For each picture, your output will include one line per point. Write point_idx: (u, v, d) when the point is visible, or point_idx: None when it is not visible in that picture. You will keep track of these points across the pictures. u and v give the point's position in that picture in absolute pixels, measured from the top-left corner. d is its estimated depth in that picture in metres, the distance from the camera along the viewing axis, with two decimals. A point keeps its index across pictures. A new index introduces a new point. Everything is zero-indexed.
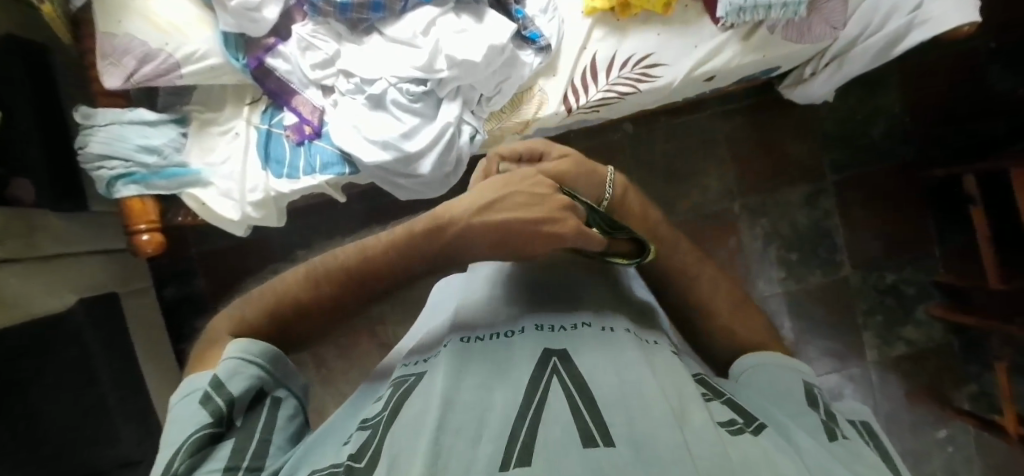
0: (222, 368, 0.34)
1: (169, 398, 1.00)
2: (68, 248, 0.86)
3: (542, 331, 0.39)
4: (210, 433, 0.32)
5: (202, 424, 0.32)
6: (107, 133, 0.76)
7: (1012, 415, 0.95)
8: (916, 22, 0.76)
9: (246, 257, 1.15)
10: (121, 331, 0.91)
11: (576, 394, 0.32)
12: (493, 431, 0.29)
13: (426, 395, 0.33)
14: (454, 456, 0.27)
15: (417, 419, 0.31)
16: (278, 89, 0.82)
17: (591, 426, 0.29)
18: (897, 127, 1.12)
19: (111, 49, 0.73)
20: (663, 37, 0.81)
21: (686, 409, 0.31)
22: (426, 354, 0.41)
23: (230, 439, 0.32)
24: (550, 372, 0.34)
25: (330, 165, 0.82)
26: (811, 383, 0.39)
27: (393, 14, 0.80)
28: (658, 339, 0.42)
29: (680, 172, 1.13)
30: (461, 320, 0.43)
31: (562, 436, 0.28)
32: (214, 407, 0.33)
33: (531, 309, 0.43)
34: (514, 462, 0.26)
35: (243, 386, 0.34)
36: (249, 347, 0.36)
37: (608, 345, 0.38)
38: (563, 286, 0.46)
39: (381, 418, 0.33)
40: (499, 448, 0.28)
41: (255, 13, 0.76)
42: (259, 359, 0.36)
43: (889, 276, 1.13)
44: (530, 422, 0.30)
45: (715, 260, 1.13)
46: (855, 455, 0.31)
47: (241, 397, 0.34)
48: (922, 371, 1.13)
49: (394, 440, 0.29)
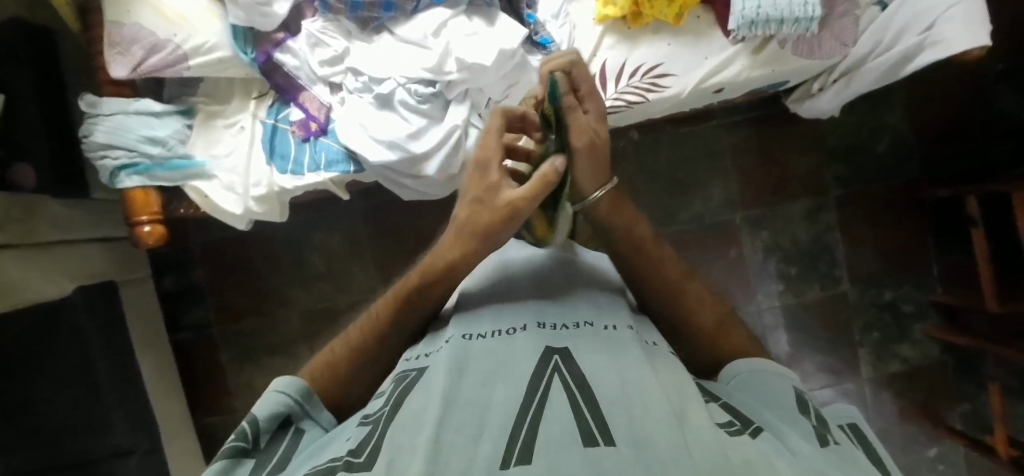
0: (258, 400, 0.39)
1: (161, 388, 0.99)
2: (64, 236, 0.84)
3: (544, 329, 0.39)
4: (234, 450, 0.34)
5: (231, 443, 0.35)
6: (111, 123, 0.75)
7: (1004, 435, 0.96)
8: (928, 42, 0.75)
9: (246, 250, 1.15)
10: (117, 321, 0.91)
11: (577, 394, 0.31)
12: (493, 428, 0.29)
13: (427, 392, 0.33)
14: (454, 453, 0.27)
15: (418, 417, 0.31)
16: (285, 85, 0.83)
17: (592, 427, 0.28)
18: (901, 146, 1.12)
19: (119, 37, 0.72)
20: (674, 47, 0.81)
21: (686, 411, 0.30)
22: (427, 350, 0.42)
23: (252, 458, 0.35)
24: (552, 370, 0.34)
25: (335, 162, 0.82)
26: (799, 387, 0.39)
27: (404, 14, 0.80)
28: (657, 340, 0.43)
29: (684, 182, 1.14)
30: (465, 315, 0.44)
31: (562, 436, 0.27)
32: (240, 429, 0.36)
33: (535, 308, 0.43)
34: (514, 460, 0.25)
35: (269, 410, 0.37)
36: (282, 383, 0.40)
37: (611, 344, 0.37)
38: (561, 288, 0.47)
39: (381, 413, 0.34)
40: (499, 446, 0.27)
41: (265, 8, 0.75)
42: (289, 390, 0.40)
43: (887, 293, 1.14)
44: (530, 422, 0.29)
45: (715, 270, 1.14)
46: (848, 460, 0.30)
47: (266, 421, 0.37)
48: (916, 389, 1.13)
49: (394, 438, 0.29)
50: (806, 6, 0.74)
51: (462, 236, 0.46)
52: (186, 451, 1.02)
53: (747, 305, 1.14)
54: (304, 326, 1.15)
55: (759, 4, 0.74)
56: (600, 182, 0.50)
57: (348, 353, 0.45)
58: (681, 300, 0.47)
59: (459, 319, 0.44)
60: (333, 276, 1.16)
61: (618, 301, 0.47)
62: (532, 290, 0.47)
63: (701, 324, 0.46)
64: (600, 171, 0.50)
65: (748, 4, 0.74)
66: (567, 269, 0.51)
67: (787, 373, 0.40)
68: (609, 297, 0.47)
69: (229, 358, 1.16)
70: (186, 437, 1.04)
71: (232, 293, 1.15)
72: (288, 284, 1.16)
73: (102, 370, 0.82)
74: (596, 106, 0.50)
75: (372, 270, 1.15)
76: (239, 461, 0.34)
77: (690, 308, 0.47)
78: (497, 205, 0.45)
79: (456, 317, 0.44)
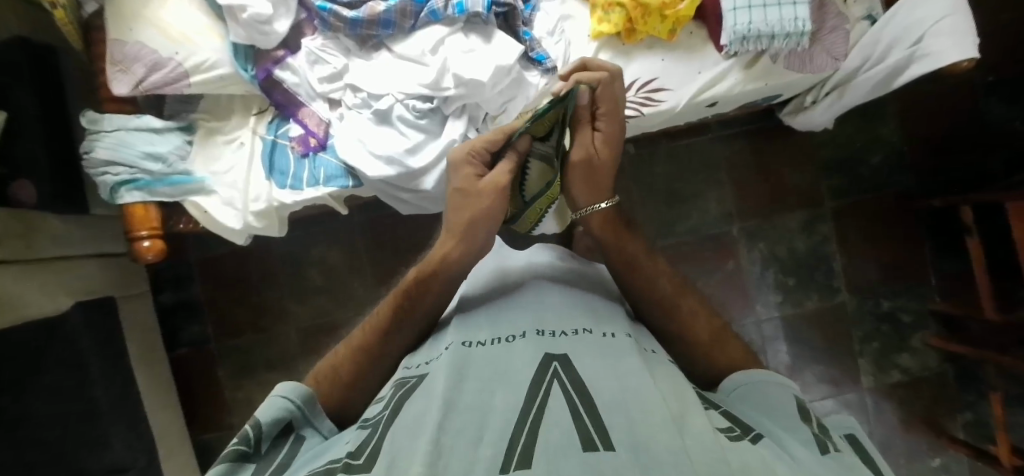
0: (266, 401, 0.39)
1: (158, 404, 0.99)
2: (66, 251, 0.85)
3: (543, 336, 0.40)
4: (236, 454, 0.35)
5: (234, 445, 0.36)
6: (115, 139, 0.76)
7: (1007, 444, 0.95)
8: (917, 55, 0.76)
9: (244, 265, 1.15)
10: (115, 335, 0.91)
11: (576, 398, 0.31)
12: (493, 433, 0.29)
13: (426, 398, 0.33)
14: (454, 458, 0.27)
15: (417, 422, 0.31)
16: (285, 101, 0.84)
17: (591, 430, 0.28)
18: (895, 157, 1.13)
19: (122, 56, 0.74)
20: (668, 62, 0.83)
21: (686, 418, 0.30)
22: (426, 359, 0.42)
23: (252, 462, 0.35)
24: (551, 376, 0.34)
25: (334, 177, 0.82)
26: (799, 394, 0.39)
27: (401, 31, 0.81)
28: (656, 348, 0.43)
29: (680, 193, 1.14)
30: (463, 322, 0.44)
31: (562, 440, 0.27)
32: (243, 433, 0.36)
33: (535, 315, 0.43)
34: (514, 465, 0.26)
35: (270, 417, 0.37)
36: (289, 388, 0.40)
37: (610, 350, 0.38)
38: (555, 294, 0.47)
39: (381, 418, 0.34)
40: (498, 451, 0.27)
41: (266, 26, 0.76)
42: (292, 396, 0.39)
43: (885, 302, 1.14)
44: (530, 428, 0.29)
45: (713, 282, 1.14)
46: (849, 467, 0.30)
47: (268, 426, 0.37)
48: (917, 399, 1.13)
49: (394, 443, 0.30)
50: (797, 21, 0.76)
51: (458, 226, 0.51)
52: (182, 466, 1.01)
53: (745, 316, 1.14)
54: (302, 340, 1.15)
55: (750, 20, 0.75)
56: (597, 198, 0.55)
57: (345, 358, 0.46)
58: (673, 310, 0.48)
59: (457, 327, 0.44)
60: (332, 290, 1.16)
61: (614, 309, 0.47)
62: (532, 295, 0.47)
63: (694, 332, 0.46)
64: (603, 191, 0.55)
65: (739, 20, 0.76)
66: (566, 278, 0.51)
67: (787, 381, 0.40)
68: (607, 306, 0.47)
69: (225, 373, 1.15)
70: (183, 453, 1.03)
71: (231, 307, 1.15)
72: (287, 298, 1.16)
73: (98, 385, 0.82)
74: (613, 128, 0.56)
75: (371, 283, 1.15)
76: (240, 465, 0.35)
77: (684, 319, 0.47)
78: (481, 187, 0.52)
79: (455, 323, 0.45)
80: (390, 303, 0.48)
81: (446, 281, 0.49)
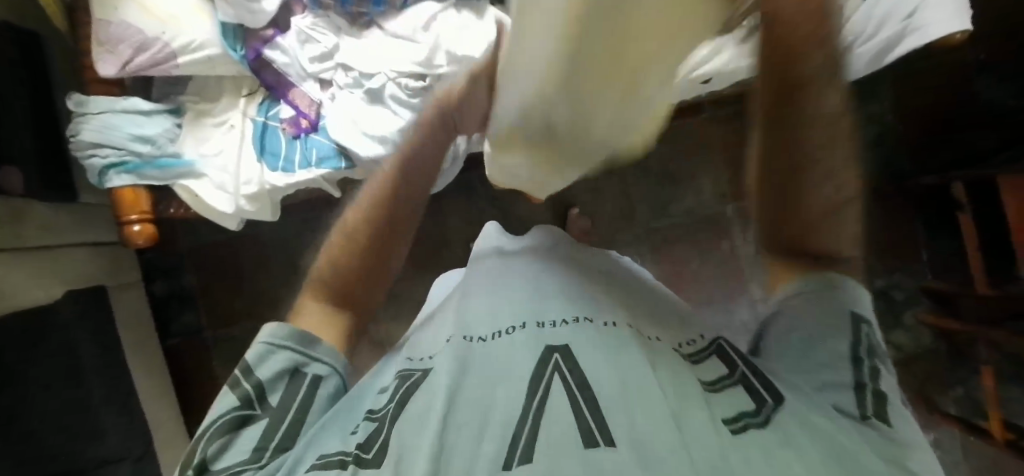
0: (257, 349, 0.40)
1: (152, 393, 0.98)
2: (49, 240, 0.84)
3: (541, 327, 0.39)
4: (239, 416, 0.37)
5: (234, 408, 0.38)
6: (100, 121, 0.75)
7: (1000, 418, 0.96)
8: (909, 29, 0.75)
9: (237, 252, 1.14)
10: (106, 323, 0.89)
11: (577, 393, 0.33)
12: (495, 427, 0.31)
13: (430, 394, 0.34)
14: (457, 457, 0.30)
15: (423, 417, 0.33)
16: (276, 83, 0.83)
17: (592, 425, 0.30)
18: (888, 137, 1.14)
19: (106, 35, 0.71)
20: None
21: (684, 411, 0.32)
22: (431, 351, 0.42)
23: (255, 419, 0.38)
24: (551, 370, 0.34)
25: (326, 158, 0.80)
26: (862, 316, 0.41)
27: (393, 9, 0.83)
28: (660, 336, 0.43)
29: (675, 175, 1.14)
30: (465, 308, 0.44)
31: (563, 438, 0.30)
32: (246, 390, 0.38)
33: (535, 304, 0.43)
34: (517, 461, 0.29)
35: (271, 372, 0.39)
36: (277, 332, 0.41)
37: (610, 341, 0.38)
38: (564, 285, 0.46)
39: (387, 410, 0.35)
40: (501, 444, 0.30)
41: (254, 5, 0.76)
42: (290, 342, 0.41)
43: (879, 281, 1.15)
44: (531, 424, 0.31)
45: (709, 262, 1.14)
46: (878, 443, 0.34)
47: (270, 382, 0.39)
48: (911, 376, 1.14)
49: (400, 437, 0.32)
50: None
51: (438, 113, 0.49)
52: (178, 455, 1.00)
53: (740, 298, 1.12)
54: None
55: None
56: None
57: (351, 252, 0.45)
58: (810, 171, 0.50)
59: (459, 319, 0.42)
60: None
61: (629, 292, 0.50)
62: (531, 280, 0.47)
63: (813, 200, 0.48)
64: None
65: None
66: (567, 257, 0.52)
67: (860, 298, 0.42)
68: (604, 285, 0.48)
69: (220, 361, 1.14)
70: (178, 442, 1.02)
71: (225, 296, 1.14)
72: (281, 285, 1.15)
73: (91, 372, 0.81)
74: None
75: None
76: (245, 423, 0.37)
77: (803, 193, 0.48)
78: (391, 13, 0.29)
79: (456, 313, 0.44)
80: (372, 212, 0.46)
81: (422, 172, 0.48)
